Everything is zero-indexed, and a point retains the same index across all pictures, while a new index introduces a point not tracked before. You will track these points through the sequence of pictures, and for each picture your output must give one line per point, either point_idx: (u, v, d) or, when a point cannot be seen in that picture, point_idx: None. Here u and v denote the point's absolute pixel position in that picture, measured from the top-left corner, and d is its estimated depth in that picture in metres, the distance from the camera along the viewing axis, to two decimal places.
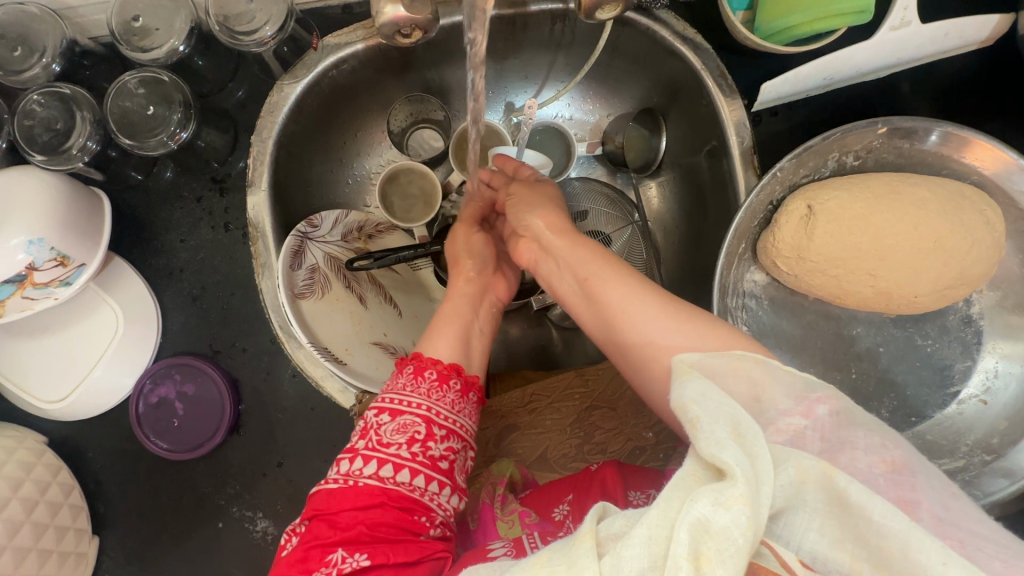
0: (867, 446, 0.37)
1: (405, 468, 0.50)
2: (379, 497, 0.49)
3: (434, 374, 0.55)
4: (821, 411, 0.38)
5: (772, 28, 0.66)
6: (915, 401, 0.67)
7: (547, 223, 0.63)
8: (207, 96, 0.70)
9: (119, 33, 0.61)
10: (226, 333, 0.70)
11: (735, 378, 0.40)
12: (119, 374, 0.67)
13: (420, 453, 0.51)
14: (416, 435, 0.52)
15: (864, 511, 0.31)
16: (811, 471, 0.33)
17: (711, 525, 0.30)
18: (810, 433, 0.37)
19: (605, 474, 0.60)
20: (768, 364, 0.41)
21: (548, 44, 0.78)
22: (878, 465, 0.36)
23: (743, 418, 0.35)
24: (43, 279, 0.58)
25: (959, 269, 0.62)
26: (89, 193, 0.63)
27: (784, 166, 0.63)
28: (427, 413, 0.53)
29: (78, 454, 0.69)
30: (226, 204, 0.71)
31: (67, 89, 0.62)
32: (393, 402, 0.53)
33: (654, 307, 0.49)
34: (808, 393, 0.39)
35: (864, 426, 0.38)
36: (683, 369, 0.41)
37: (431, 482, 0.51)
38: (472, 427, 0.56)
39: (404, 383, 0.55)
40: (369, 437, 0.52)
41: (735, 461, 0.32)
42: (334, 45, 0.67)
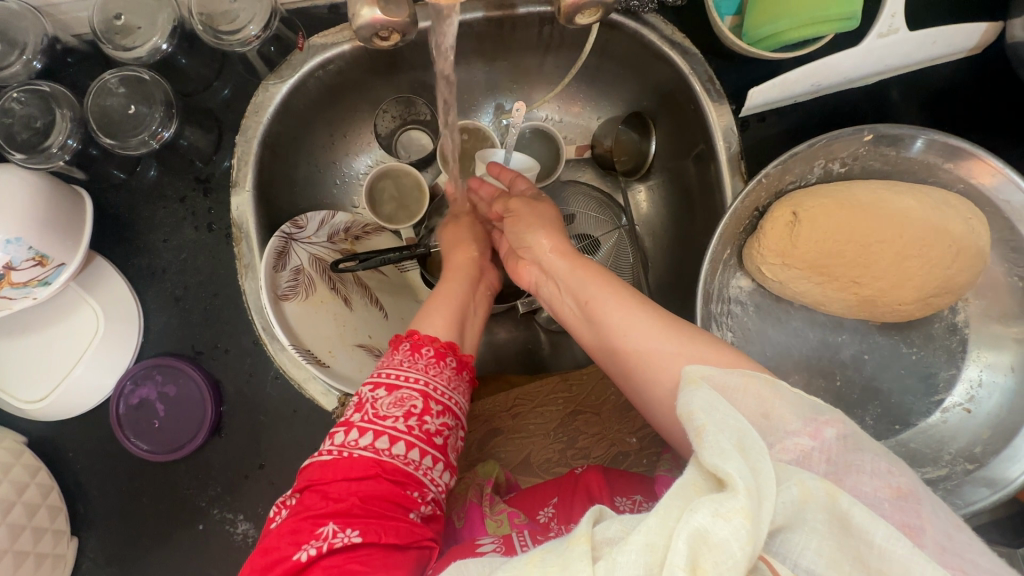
0: (874, 471, 0.36)
1: (402, 441, 0.50)
2: (374, 470, 0.48)
3: (431, 351, 0.56)
4: (828, 434, 0.38)
5: (758, 34, 0.66)
6: (899, 409, 0.67)
7: (554, 247, 0.62)
8: (191, 95, 0.69)
9: (101, 32, 0.61)
10: (209, 334, 0.70)
11: (745, 396, 0.40)
12: (99, 374, 0.66)
13: (416, 427, 0.51)
14: (413, 409, 0.52)
15: (867, 535, 0.32)
16: (816, 492, 0.33)
17: (710, 537, 0.30)
18: (817, 454, 0.37)
19: (589, 478, 0.60)
20: (777, 385, 0.40)
21: (537, 46, 0.77)
22: (883, 490, 0.35)
23: (750, 432, 0.35)
24: (21, 279, 0.57)
25: (944, 277, 0.62)
26: (71, 192, 0.63)
27: (770, 172, 0.62)
28: (424, 387, 0.53)
29: (58, 455, 0.68)
30: (210, 204, 0.70)
31: (47, 86, 0.61)
32: (390, 376, 0.53)
33: (655, 325, 0.49)
34: (816, 415, 0.39)
35: (869, 450, 0.37)
36: (693, 379, 0.41)
37: (425, 456, 0.51)
38: (464, 406, 0.57)
39: (401, 359, 0.55)
40: (365, 410, 0.51)
41: (736, 471, 0.32)
42: (320, 45, 0.67)
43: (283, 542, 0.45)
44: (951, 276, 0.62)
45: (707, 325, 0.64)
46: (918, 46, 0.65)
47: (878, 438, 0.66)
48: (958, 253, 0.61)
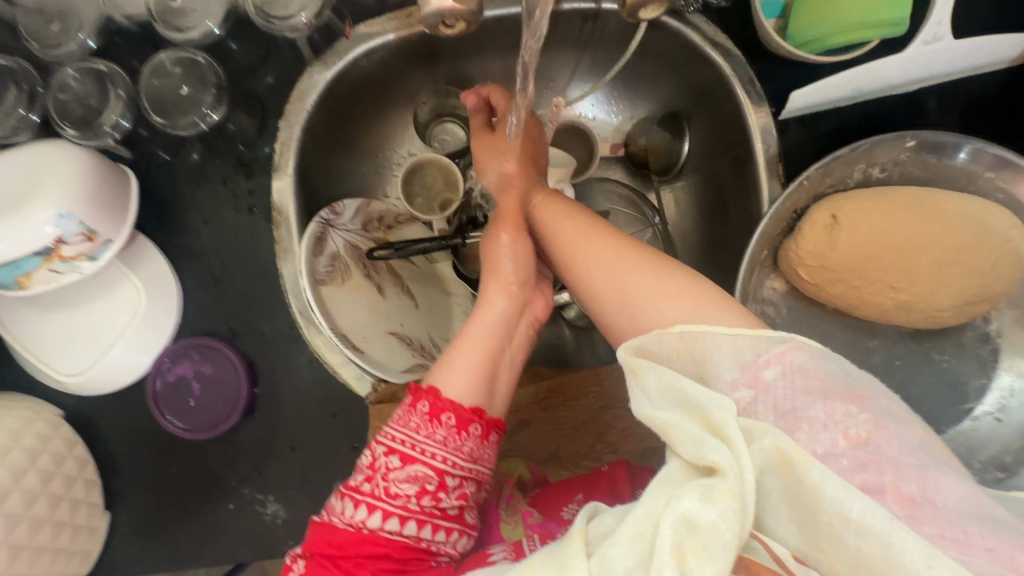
0: (827, 420, 0.36)
1: (413, 519, 0.50)
2: (385, 548, 0.49)
3: (453, 419, 0.52)
4: (770, 376, 0.38)
5: (811, 32, 0.65)
6: (930, 415, 0.67)
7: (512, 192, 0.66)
8: (237, 79, 0.70)
9: (157, 13, 0.65)
10: (246, 316, 0.70)
11: (679, 359, 0.41)
12: (137, 351, 0.67)
13: (430, 504, 0.51)
14: (426, 486, 0.51)
15: (841, 508, 0.32)
16: (790, 455, 0.34)
17: (697, 520, 0.32)
18: (763, 407, 0.37)
19: (616, 472, 0.61)
20: (707, 334, 0.40)
21: (577, 42, 0.78)
22: (841, 441, 0.35)
23: (707, 403, 0.36)
24: (70, 253, 0.58)
25: (980, 285, 0.62)
26: (119, 169, 0.64)
27: (810, 175, 0.63)
28: (441, 465, 0.51)
29: (94, 429, 0.69)
30: (251, 187, 0.71)
31: (103, 65, 0.65)
32: (406, 446, 0.51)
33: (643, 286, 0.46)
34: (757, 358, 0.38)
35: (821, 394, 0.36)
36: (635, 369, 0.40)
37: (437, 531, 0.51)
38: (488, 470, 0.55)
39: (417, 424, 0.52)
40: (376, 480, 0.51)
41: (720, 457, 0.34)
42: (367, 34, 0.68)
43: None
44: (987, 266, 0.61)
45: None
46: (961, 54, 0.66)
47: None
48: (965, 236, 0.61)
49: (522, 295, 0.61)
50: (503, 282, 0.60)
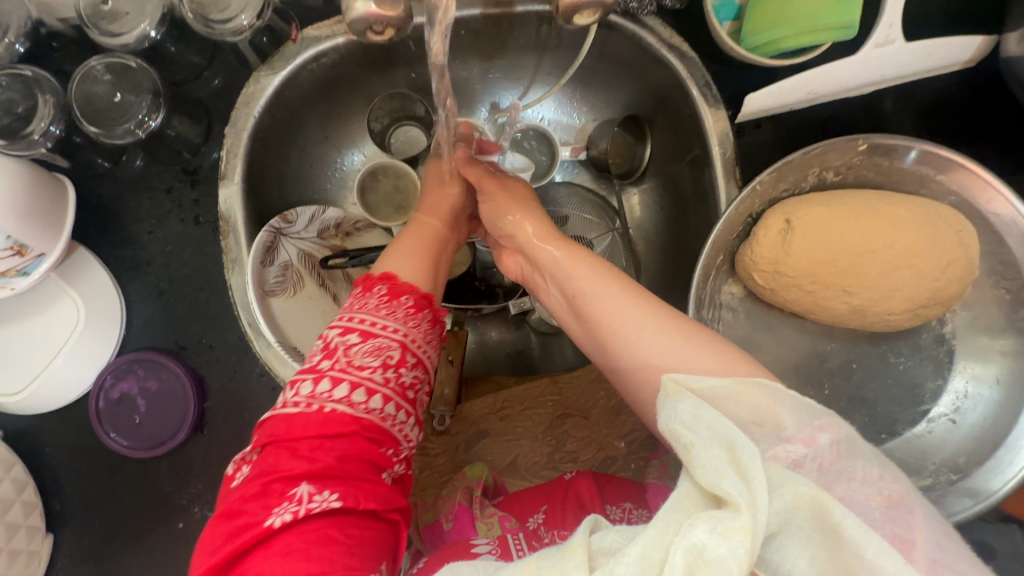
0: (865, 478, 0.36)
1: (378, 394, 0.49)
2: (351, 427, 0.47)
3: (410, 301, 0.54)
4: (823, 440, 0.37)
5: (758, 38, 0.65)
6: (886, 417, 0.68)
7: (535, 233, 0.62)
8: (180, 84, 0.68)
9: (87, 16, 0.59)
10: (194, 329, 0.68)
11: (735, 404, 0.39)
12: (78, 368, 0.65)
13: (392, 379, 0.50)
14: (389, 359, 0.50)
15: (858, 547, 0.32)
16: (810, 499, 0.33)
17: (707, 553, 0.30)
18: (808, 462, 0.36)
19: (580, 484, 0.60)
20: (770, 386, 0.39)
21: (534, 45, 0.77)
22: (874, 498, 0.35)
23: (739, 439, 0.34)
24: (0, 268, 0.55)
25: (933, 288, 0.62)
26: (53, 179, 0.62)
27: (763, 179, 0.62)
28: (402, 339, 0.52)
29: (36, 448, 0.67)
30: (197, 196, 0.69)
31: (28, 71, 0.60)
32: (364, 323, 0.51)
33: (643, 324, 0.48)
34: (811, 420, 0.38)
35: (862, 456, 0.37)
36: (675, 391, 0.40)
37: (400, 411, 0.50)
38: (437, 361, 0.56)
39: (376, 305, 0.53)
40: (337, 357, 0.49)
41: (735, 491, 0.32)
42: (315, 38, 0.66)
43: (251, 505, 0.44)
44: (940, 266, 0.61)
45: None
46: (912, 57, 0.66)
47: None
48: (920, 237, 0.61)
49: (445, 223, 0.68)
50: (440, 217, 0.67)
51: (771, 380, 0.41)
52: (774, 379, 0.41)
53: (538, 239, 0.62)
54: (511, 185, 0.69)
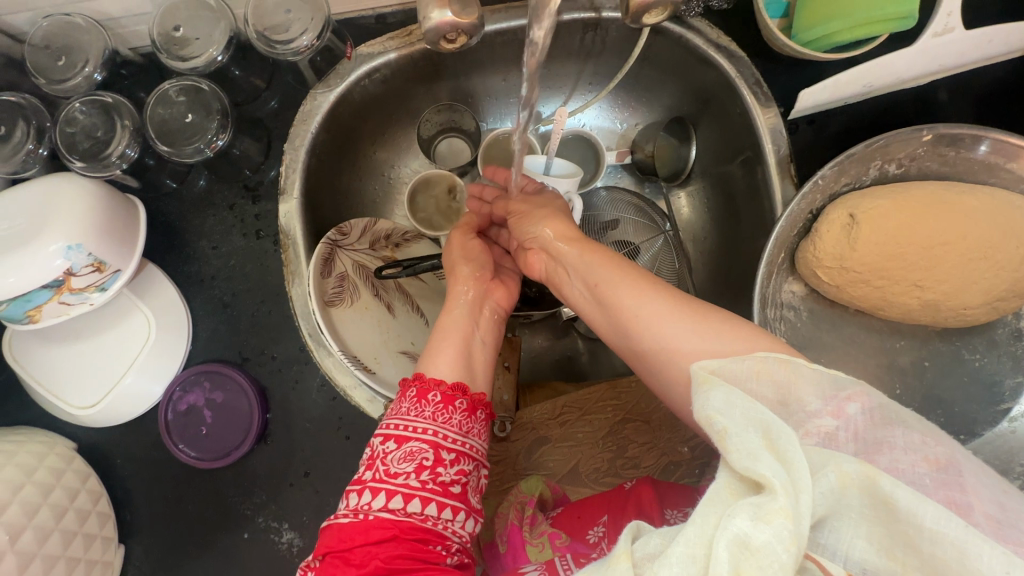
0: (907, 444, 0.36)
1: (416, 497, 0.47)
2: (392, 531, 0.46)
3: (438, 395, 0.52)
4: (852, 410, 0.38)
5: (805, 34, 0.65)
6: (964, 417, 0.65)
7: (557, 232, 0.63)
8: (241, 105, 0.71)
9: (161, 43, 0.62)
10: (256, 341, 0.70)
11: (761, 384, 0.40)
12: (148, 380, 0.66)
13: (430, 479, 0.48)
14: (424, 461, 0.49)
15: (915, 518, 0.31)
16: (854, 475, 0.33)
17: (752, 541, 0.30)
18: (842, 433, 0.37)
19: (640, 492, 0.58)
20: (793, 362, 0.40)
21: (578, 53, 0.78)
22: (923, 464, 0.35)
23: (772, 422, 0.34)
24: (80, 285, 0.58)
25: (1013, 278, 0.59)
26: (126, 199, 0.64)
27: (825, 174, 0.61)
28: (434, 438, 0.50)
29: (108, 460, 0.68)
30: (258, 211, 0.71)
31: (110, 98, 0.64)
32: (398, 428, 0.50)
33: (658, 313, 0.50)
34: (838, 392, 0.39)
35: (900, 422, 0.37)
36: (705, 378, 0.40)
37: (444, 509, 0.48)
38: (483, 449, 0.53)
39: (407, 408, 0.52)
40: (376, 467, 0.49)
41: (771, 473, 0.32)
42: (368, 55, 0.68)
43: None
44: (1016, 257, 0.59)
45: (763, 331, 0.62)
46: (973, 43, 0.64)
47: None
48: (992, 227, 0.59)
49: (482, 287, 0.65)
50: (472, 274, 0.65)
51: (795, 355, 0.42)
52: (797, 354, 0.42)
53: (560, 237, 0.63)
54: (539, 195, 0.70)
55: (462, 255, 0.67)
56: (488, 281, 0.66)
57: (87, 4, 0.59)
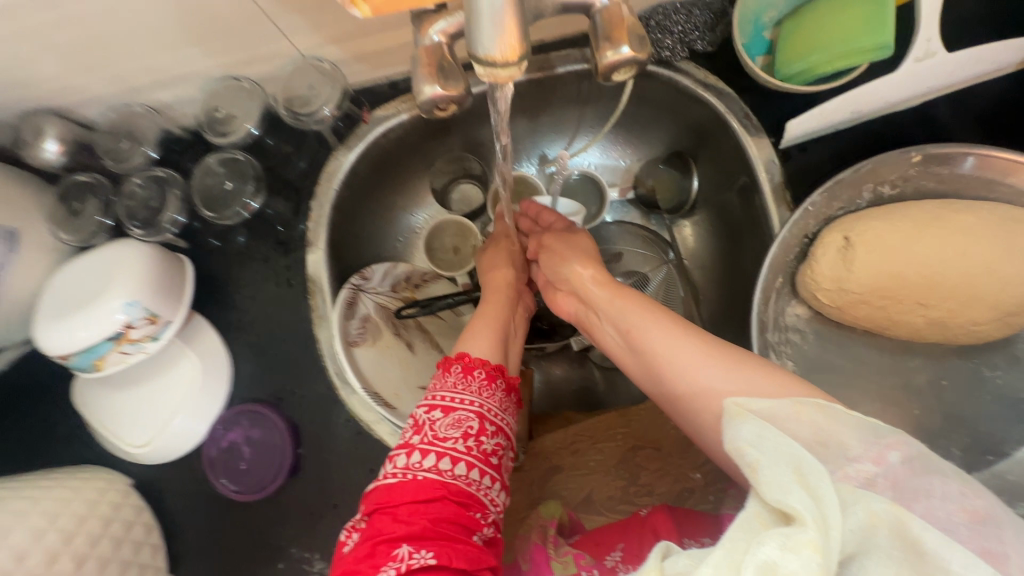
0: (946, 494, 0.39)
1: (462, 462, 0.50)
2: (440, 492, 0.48)
3: (483, 372, 0.56)
4: (893, 458, 0.40)
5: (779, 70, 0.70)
6: (991, 437, 0.64)
7: (593, 277, 0.69)
8: (274, 169, 0.78)
9: (205, 123, 0.73)
10: (288, 381, 0.76)
11: (798, 422, 0.43)
12: (194, 420, 0.73)
13: (475, 447, 0.51)
14: (470, 430, 0.52)
15: (942, 562, 0.34)
16: (883, 514, 0.35)
17: (779, 569, 0.32)
18: (881, 480, 0.40)
19: (657, 519, 0.59)
20: (829, 407, 0.44)
21: (576, 99, 0.83)
22: (959, 514, 0.38)
23: (806, 461, 0.37)
24: (137, 335, 0.66)
25: (1021, 294, 0.59)
26: (176, 257, 0.72)
27: (814, 200, 0.63)
28: (480, 409, 0.53)
29: (158, 496, 0.74)
30: (290, 261, 0.78)
31: (162, 172, 0.75)
32: (444, 399, 0.53)
33: (694, 356, 0.53)
34: (879, 439, 0.41)
35: (939, 473, 0.40)
36: (738, 412, 0.45)
37: (484, 476, 0.51)
38: (516, 426, 0.57)
39: (453, 381, 0.55)
40: (424, 432, 0.51)
41: (801, 507, 0.34)
42: (383, 117, 0.76)
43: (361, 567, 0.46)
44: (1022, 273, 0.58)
45: (766, 355, 0.63)
46: (961, 64, 0.66)
47: (969, 469, 0.64)
48: (995, 241, 0.59)
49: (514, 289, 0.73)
50: (505, 279, 0.73)
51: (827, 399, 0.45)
52: (831, 400, 0.45)
53: (594, 283, 0.68)
54: (574, 238, 0.75)
55: (501, 259, 0.75)
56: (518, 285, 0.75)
57: (144, 94, 0.69)
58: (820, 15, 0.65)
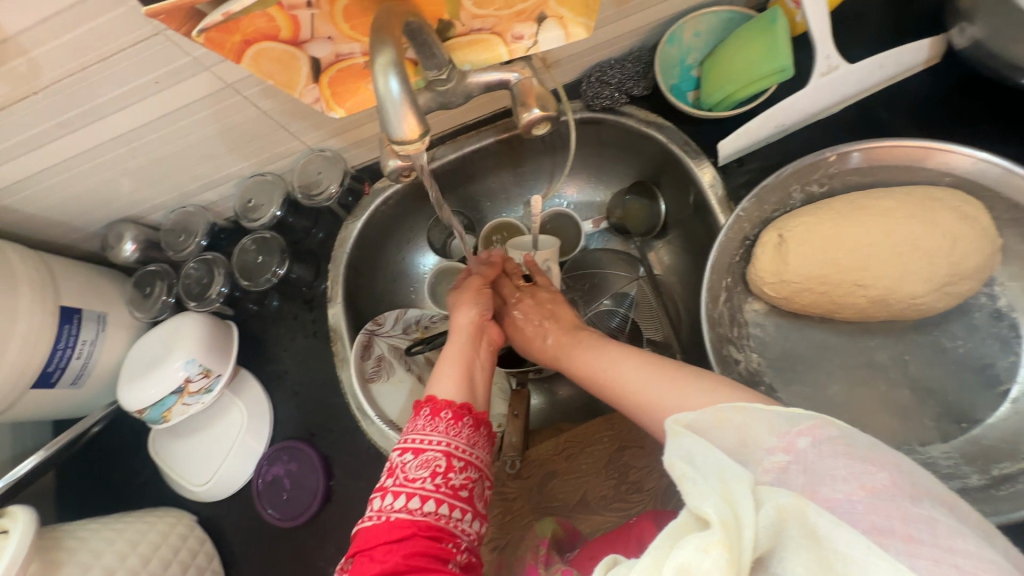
0: (846, 473, 0.37)
1: (431, 498, 0.58)
2: (411, 529, 0.56)
3: (449, 413, 0.65)
4: (803, 444, 0.40)
5: (703, 102, 0.82)
6: (961, 405, 0.66)
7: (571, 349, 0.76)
8: (299, 242, 0.96)
9: (241, 212, 0.88)
10: (320, 419, 0.88)
11: (722, 430, 0.43)
12: (243, 459, 0.86)
13: (443, 483, 0.59)
14: (437, 468, 0.60)
15: (832, 543, 0.33)
16: (789, 508, 0.35)
17: (692, 571, 0.33)
18: (793, 467, 0.39)
19: (641, 527, 0.60)
20: (748, 408, 0.43)
21: (545, 150, 0.96)
22: (855, 490, 0.36)
23: (729, 473, 0.37)
24: (196, 388, 0.81)
25: (949, 265, 0.64)
26: (224, 324, 0.88)
27: (745, 206, 0.70)
28: (446, 447, 0.62)
29: (218, 528, 0.87)
30: (315, 317, 0.93)
31: (211, 256, 0.92)
32: (415, 442, 0.62)
33: (669, 387, 0.55)
34: (790, 427, 0.41)
35: (844, 454, 0.38)
36: (675, 430, 0.44)
37: (454, 509, 0.59)
38: (485, 459, 0.65)
39: (423, 424, 0.64)
40: (396, 474, 0.60)
41: (713, 509, 0.35)
42: (382, 189, 0.91)
43: None
44: (946, 245, 0.64)
45: (724, 348, 0.70)
46: (866, 71, 0.74)
47: (945, 439, 0.66)
48: (917, 222, 0.65)
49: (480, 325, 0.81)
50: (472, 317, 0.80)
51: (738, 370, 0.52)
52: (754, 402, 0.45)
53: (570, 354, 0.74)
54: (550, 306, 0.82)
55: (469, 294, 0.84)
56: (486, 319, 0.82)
57: (196, 196, 0.88)
58: (727, 53, 0.76)
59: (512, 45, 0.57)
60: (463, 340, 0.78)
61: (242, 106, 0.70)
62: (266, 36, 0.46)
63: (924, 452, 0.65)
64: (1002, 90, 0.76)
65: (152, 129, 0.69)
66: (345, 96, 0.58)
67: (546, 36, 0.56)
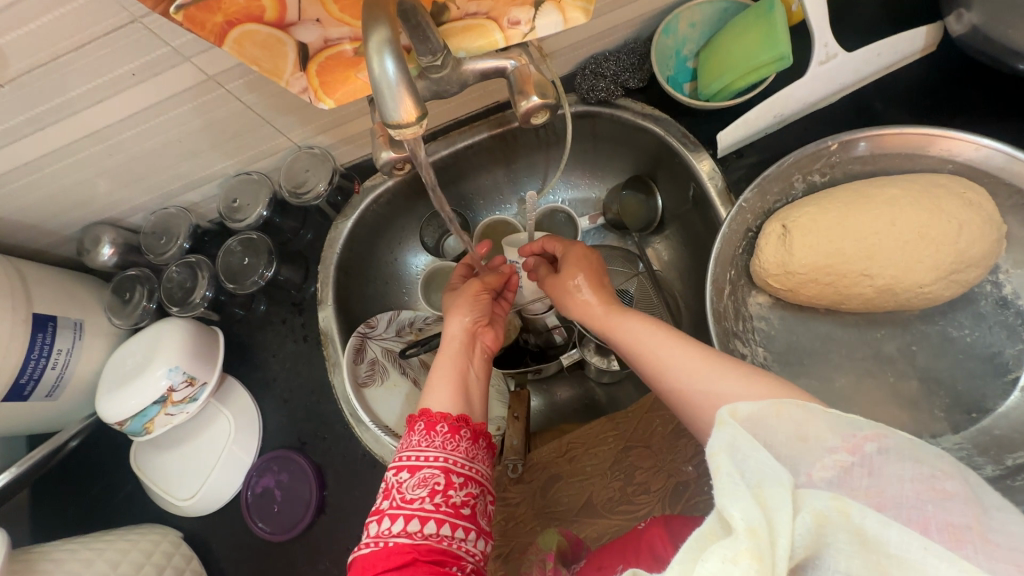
0: (914, 476, 0.35)
1: (431, 519, 0.55)
2: (412, 554, 0.52)
3: (445, 426, 0.61)
4: (869, 448, 0.37)
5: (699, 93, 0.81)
6: (971, 396, 0.65)
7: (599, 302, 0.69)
8: (286, 244, 0.93)
9: (224, 214, 0.84)
10: (311, 426, 0.85)
11: (781, 421, 0.40)
12: (231, 470, 0.82)
13: (443, 502, 0.56)
14: (436, 486, 0.57)
15: (882, 544, 0.32)
16: (828, 513, 0.33)
17: None
18: (857, 469, 0.37)
19: (652, 534, 0.56)
20: (810, 408, 0.40)
21: (539, 145, 0.94)
22: (925, 492, 0.35)
23: (766, 480, 0.34)
24: (179, 397, 0.77)
25: (957, 254, 0.63)
26: (209, 329, 0.84)
27: (747, 198, 0.68)
28: (444, 463, 0.59)
29: (206, 544, 0.83)
30: (304, 320, 0.90)
31: (194, 258, 0.88)
32: (410, 459, 0.59)
33: (699, 364, 0.52)
34: (855, 431, 0.38)
35: (914, 458, 0.36)
36: (722, 421, 0.39)
37: (456, 529, 0.56)
38: (485, 472, 0.62)
39: (418, 440, 0.61)
40: (393, 496, 0.57)
41: (740, 514, 0.32)
42: (372, 186, 0.88)
43: None
44: (953, 233, 0.63)
45: (730, 343, 0.68)
46: (864, 59, 0.73)
47: (955, 430, 0.65)
48: (923, 210, 0.63)
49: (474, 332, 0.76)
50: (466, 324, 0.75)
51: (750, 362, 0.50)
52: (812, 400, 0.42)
53: (597, 309, 0.68)
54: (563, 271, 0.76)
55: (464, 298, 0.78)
56: (481, 326, 0.77)
57: (177, 197, 0.84)
58: (725, 42, 0.76)
59: (509, 31, 0.55)
60: (455, 348, 0.73)
61: (225, 101, 0.67)
62: (249, 17, 0.44)
63: (936, 444, 0.64)
64: (997, 78, 0.76)
65: (129, 125, 0.66)
66: (334, 86, 0.55)
67: (543, 21, 0.54)
